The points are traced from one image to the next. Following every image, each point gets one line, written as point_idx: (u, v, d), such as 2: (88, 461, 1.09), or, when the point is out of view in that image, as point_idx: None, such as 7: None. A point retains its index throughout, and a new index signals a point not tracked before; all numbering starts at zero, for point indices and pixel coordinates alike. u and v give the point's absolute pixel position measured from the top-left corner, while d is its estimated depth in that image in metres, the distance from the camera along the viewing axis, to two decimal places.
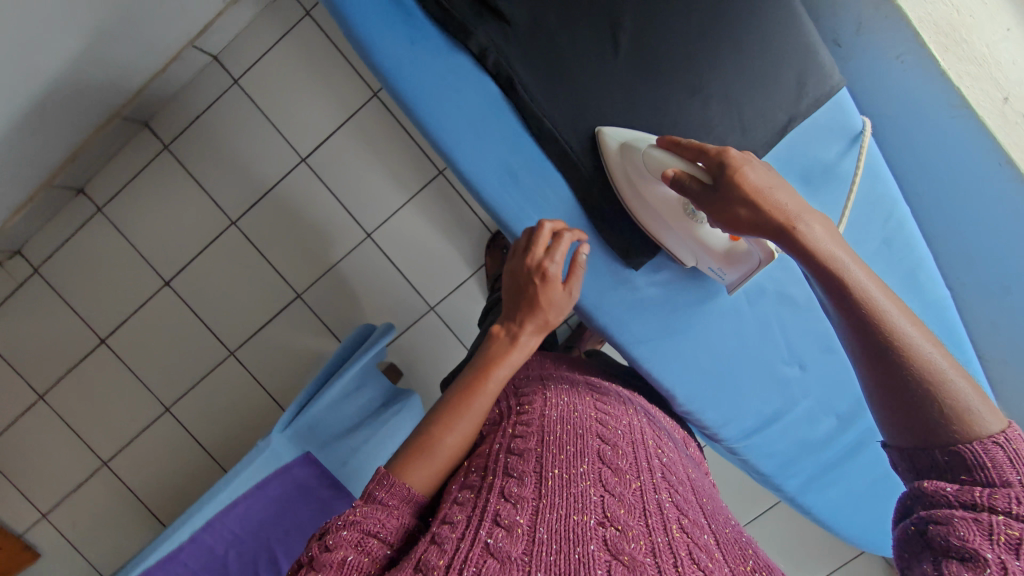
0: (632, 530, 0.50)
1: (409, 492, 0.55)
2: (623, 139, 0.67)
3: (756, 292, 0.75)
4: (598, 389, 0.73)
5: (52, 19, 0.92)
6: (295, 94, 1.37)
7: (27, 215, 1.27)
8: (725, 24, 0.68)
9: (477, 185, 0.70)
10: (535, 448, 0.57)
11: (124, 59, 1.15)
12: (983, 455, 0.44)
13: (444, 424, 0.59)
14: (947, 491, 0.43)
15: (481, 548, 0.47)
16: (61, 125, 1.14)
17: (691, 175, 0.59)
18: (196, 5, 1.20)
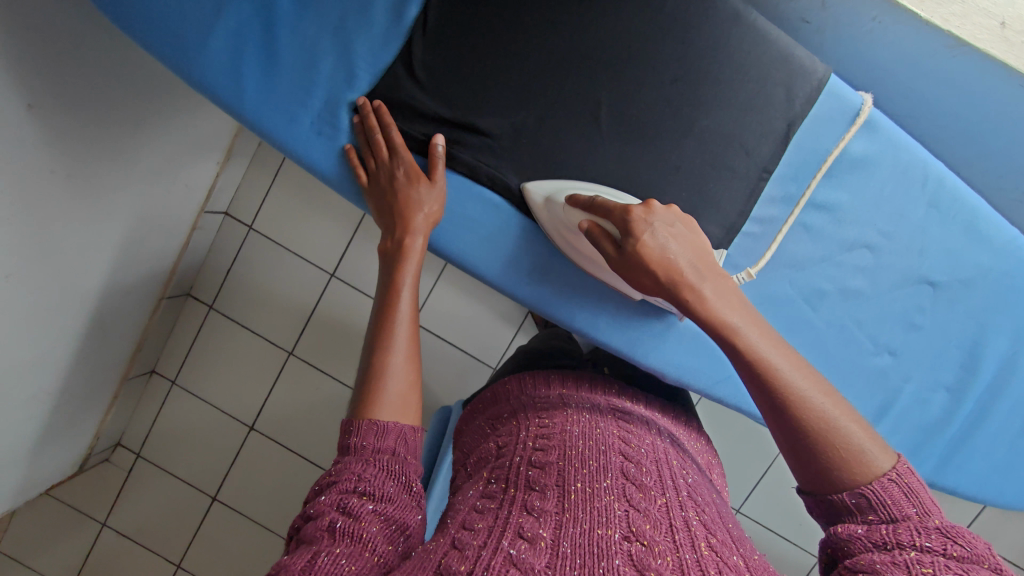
0: (659, 546, 0.49)
1: (378, 424, 0.58)
2: (545, 192, 0.70)
3: (816, 295, 0.71)
4: (624, 411, 0.71)
5: (78, 248, 1.02)
6: (306, 220, 1.44)
7: (117, 409, 1.42)
8: (691, 54, 0.69)
9: (507, 289, 0.75)
10: (557, 461, 0.59)
11: (148, 249, 1.25)
12: (884, 492, 0.46)
13: (384, 350, 0.64)
14: (859, 534, 0.45)
15: (504, 557, 0.47)
16: (115, 324, 1.25)
17: (602, 231, 0.62)
18: (196, 179, 1.29)
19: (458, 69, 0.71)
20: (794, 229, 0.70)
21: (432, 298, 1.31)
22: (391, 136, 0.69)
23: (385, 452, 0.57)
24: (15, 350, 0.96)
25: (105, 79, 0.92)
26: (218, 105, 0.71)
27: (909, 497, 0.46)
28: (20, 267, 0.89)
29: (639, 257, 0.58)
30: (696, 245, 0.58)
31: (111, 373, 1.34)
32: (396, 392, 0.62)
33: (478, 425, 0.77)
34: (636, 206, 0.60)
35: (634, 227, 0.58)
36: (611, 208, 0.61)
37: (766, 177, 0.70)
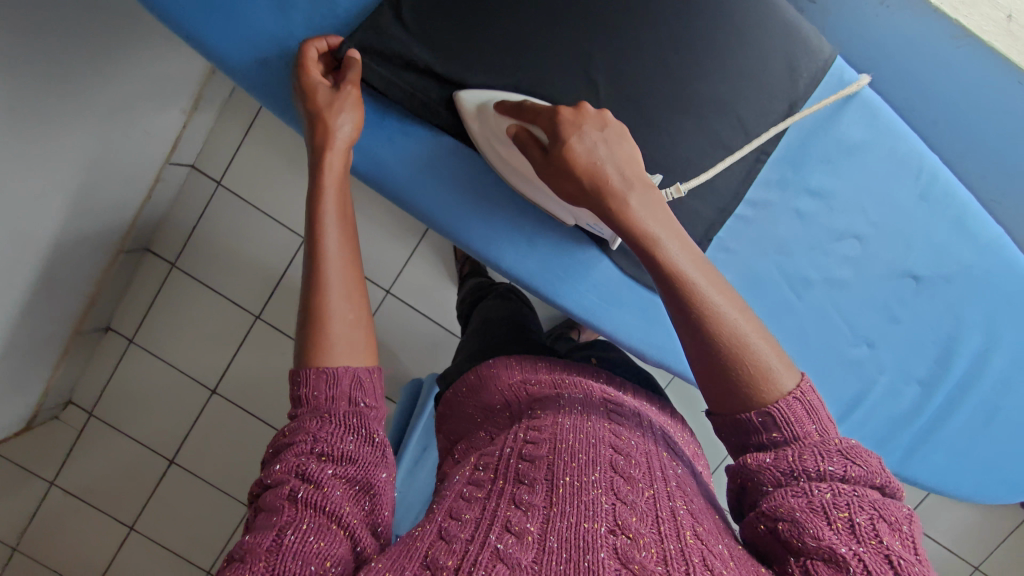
0: (643, 538, 0.46)
1: (325, 372, 0.54)
2: (480, 99, 0.65)
3: (801, 283, 0.70)
4: (615, 403, 0.67)
5: (31, 193, 0.94)
6: (277, 177, 1.37)
7: (67, 367, 1.33)
8: (694, 22, 0.64)
9: (494, 258, 0.74)
10: (546, 454, 0.54)
11: (108, 199, 1.17)
12: (788, 411, 0.47)
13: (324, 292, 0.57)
14: (768, 466, 0.46)
15: (491, 553, 0.44)
16: (67, 277, 1.18)
17: (530, 138, 0.58)
18: (160, 128, 1.19)
19: (443, 16, 0.65)
20: (785, 214, 0.69)
21: (406, 267, 1.26)
22: (312, 77, 0.63)
23: (340, 398, 0.53)
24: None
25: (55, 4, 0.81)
26: (180, 36, 0.64)
27: (808, 413, 0.47)
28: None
29: (565, 163, 0.54)
30: (627, 153, 0.54)
31: (62, 329, 1.25)
32: (343, 332, 0.57)
33: (465, 414, 0.73)
34: (566, 107, 0.56)
35: (561, 130, 0.54)
36: (541, 112, 0.57)
37: (762, 159, 0.68)
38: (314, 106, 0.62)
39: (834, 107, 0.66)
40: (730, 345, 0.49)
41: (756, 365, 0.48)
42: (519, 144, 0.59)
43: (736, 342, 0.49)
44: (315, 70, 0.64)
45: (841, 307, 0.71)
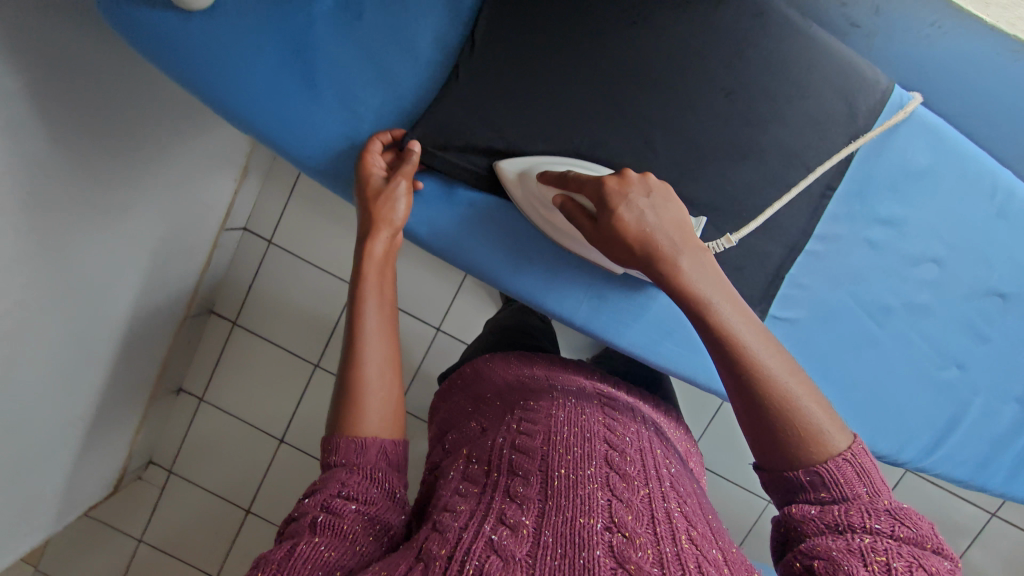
0: (640, 538, 0.49)
1: (358, 440, 0.58)
2: (519, 165, 0.67)
3: (881, 310, 0.70)
4: (609, 400, 0.73)
5: (99, 279, 1.10)
6: (321, 235, 1.51)
7: (149, 426, 1.50)
8: (746, 73, 0.66)
9: (566, 317, 0.75)
10: (540, 446, 0.59)
11: (173, 271, 1.34)
12: (837, 472, 0.48)
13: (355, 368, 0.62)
14: (812, 516, 0.47)
15: (486, 543, 0.48)
16: (142, 346, 1.35)
17: (578, 207, 0.61)
18: (213, 197, 1.37)
19: (499, 97, 0.68)
20: (857, 244, 0.69)
21: (456, 307, 1.31)
22: (371, 168, 0.67)
23: (370, 462, 0.57)
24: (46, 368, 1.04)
25: (124, 108, 0.99)
26: (264, 143, 0.71)
27: (860, 476, 0.48)
28: (46, 291, 0.96)
29: (614, 230, 0.57)
30: (674, 218, 0.58)
31: (142, 392, 1.43)
32: (376, 408, 0.61)
33: (458, 403, 0.79)
34: (611, 177, 0.59)
35: (609, 201, 0.57)
36: (585, 182, 0.60)
37: (829, 194, 0.69)
38: (368, 193, 0.67)
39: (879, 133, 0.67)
40: (780, 406, 0.50)
41: (805, 428, 0.50)
42: (566, 213, 0.62)
43: (784, 400, 0.50)
44: (377, 162, 0.68)
45: (926, 331, 0.71)
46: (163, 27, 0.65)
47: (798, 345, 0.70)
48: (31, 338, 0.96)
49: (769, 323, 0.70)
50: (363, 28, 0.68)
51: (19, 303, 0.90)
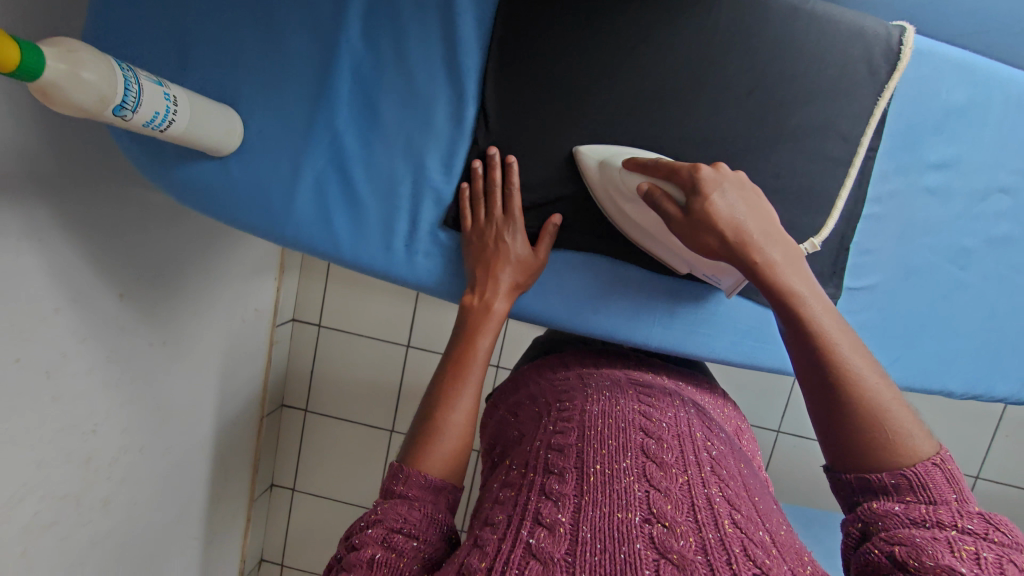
0: (681, 527, 0.47)
1: (427, 477, 0.56)
2: (601, 155, 0.68)
3: (963, 254, 0.71)
4: (644, 387, 0.67)
5: (188, 414, 1.20)
6: (364, 306, 1.56)
7: (252, 529, 1.60)
8: (761, 59, 0.67)
9: (630, 331, 0.76)
10: (575, 443, 0.56)
11: (244, 380, 1.41)
12: (925, 476, 0.46)
13: (446, 406, 0.61)
14: (895, 512, 0.45)
15: (524, 549, 0.47)
16: (233, 459, 1.43)
17: (664, 193, 0.59)
18: (264, 302, 1.43)
19: (529, 154, 0.71)
20: (918, 195, 0.69)
21: (511, 340, 1.34)
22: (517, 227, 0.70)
23: (429, 499, 0.55)
24: (155, 504, 1.13)
25: (170, 249, 1.05)
26: (318, 255, 0.74)
27: (949, 482, 0.46)
28: (142, 437, 1.05)
29: (709, 216, 0.56)
30: (762, 211, 0.57)
31: (241, 500, 1.52)
32: (452, 449, 0.59)
33: (500, 416, 0.75)
34: (705, 166, 0.58)
35: (704, 185, 0.56)
36: (676, 168, 0.60)
37: (872, 154, 0.68)
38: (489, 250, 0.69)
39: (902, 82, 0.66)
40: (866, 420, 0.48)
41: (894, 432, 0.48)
42: (651, 200, 0.61)
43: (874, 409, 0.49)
44: (499, 198, 0.70)
45: (1012, 264, 0.72)
46: (207, 178, 0.70)
47: (890, 309, 0.70)
48: (135, 486, 1.05)
49: (848, 296, 0.70)
50: (387, 125, 0.71)
51: (117, 455, 0.99)
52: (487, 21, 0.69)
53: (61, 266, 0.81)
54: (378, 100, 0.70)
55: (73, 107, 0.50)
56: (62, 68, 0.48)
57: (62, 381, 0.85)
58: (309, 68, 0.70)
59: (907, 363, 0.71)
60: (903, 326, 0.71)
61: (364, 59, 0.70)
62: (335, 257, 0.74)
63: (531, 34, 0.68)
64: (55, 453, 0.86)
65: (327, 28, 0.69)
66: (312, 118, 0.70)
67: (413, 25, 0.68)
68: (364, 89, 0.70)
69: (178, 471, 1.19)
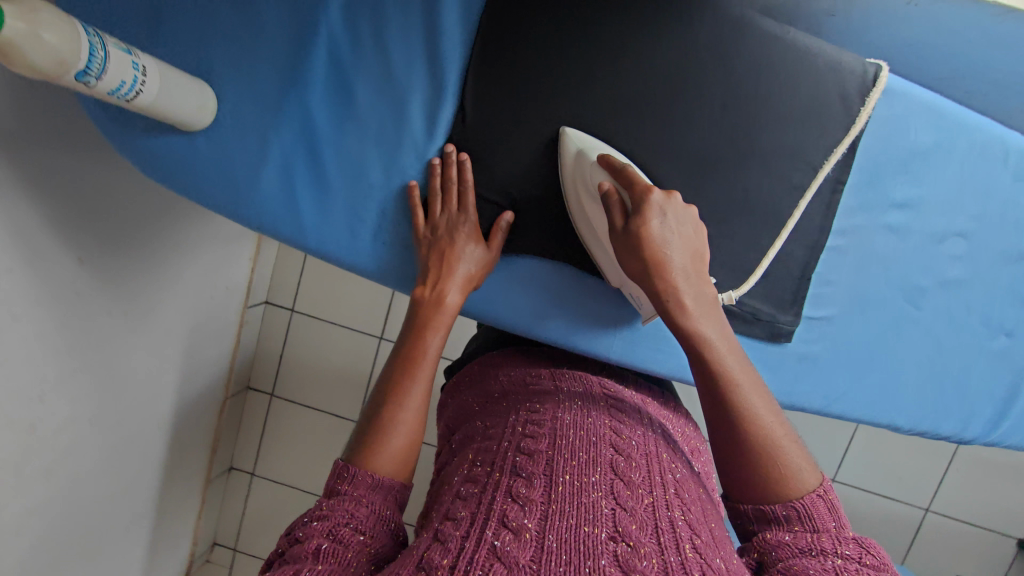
0: (644, 547, 0.47)
1: (374, 477, 0.56)
2: (581, 143, 0.67)
3: (917, 292, 0.72)
4: (615, 401, 0.67)
5: (145, 388, 1.17)
6: (336, 293, 1.55)
7: (206, 510, 1.57)
8: (739, 83, 0.67)
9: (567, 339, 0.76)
10: (545, 450, 0.56)
11: (208, 358, 1.38)
12: (811, 506, 0.50)
13: (394, 405, 0.61)
14: (786, 543, 0.49)
15: (488, 550, 0.46)
16: (191, 438, 1.41)
17: (619, 198, 0.61)
18: (236, 281, 1.41)
19: (502, 157, 0.71)
20: (879, 231, 0.71)
21: None
22: (467, 221, 0.69)
23: (376, 497, 0.55)
24: (102, 478, 1.10)
25: (137, 220, 1.03)
26: (280, 238, 0.73)
27: (829, 510, 0.50)
28: (92, 408, 1.02)
29: (640, 239, 0.58)
30: (693, 245, 0.60)
31: (196, 480, 1.49)
32: (399, 446, 0.59)
33: (468, 401, 0.75)
34: (658, 189, 0.60)
35: (649, 207, 0.58)
36: (635, 181, 0.60)
37: (841, 187, 0.69)
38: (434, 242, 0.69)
39: (870, 119, 0.68)
40: (759, 455, 0.52)
41: (784, 469, 0.52)
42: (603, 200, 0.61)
43: (766, 445, 0.53)
44: (455, 197, 0.70)
45: (963, 307, 0.74)
46: (172, 152, 0.69)
47: (843, 341, 0.72)
48: (81, 457, 1.03)
49: (804, 324, 0.71)
50: (361, 114, 0.70)
51: (65, 424, 0.96)
52: (471, 17, 0.68)
53: (20, 223, 0.79)
54: (354, 87, 0.69)
55: (29, 67, 0.48)
56: (21, 27, 0.46)
57: (11, 345, 0.82)
58: (284, 49, 0.68)
59: (856, 395, 0.72)
60: (856, 358, 0.72)
61: (342, 44, 0.68)
62: (297, 243, 0.73)
63: (512, 35, 0.68)
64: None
65: (306, 10, 0.67)
66: (284, 101, 0.69)
67: (395, 15, 0.67)
68: (340, 75, 0.69)
69: (129, 445, 1.16)
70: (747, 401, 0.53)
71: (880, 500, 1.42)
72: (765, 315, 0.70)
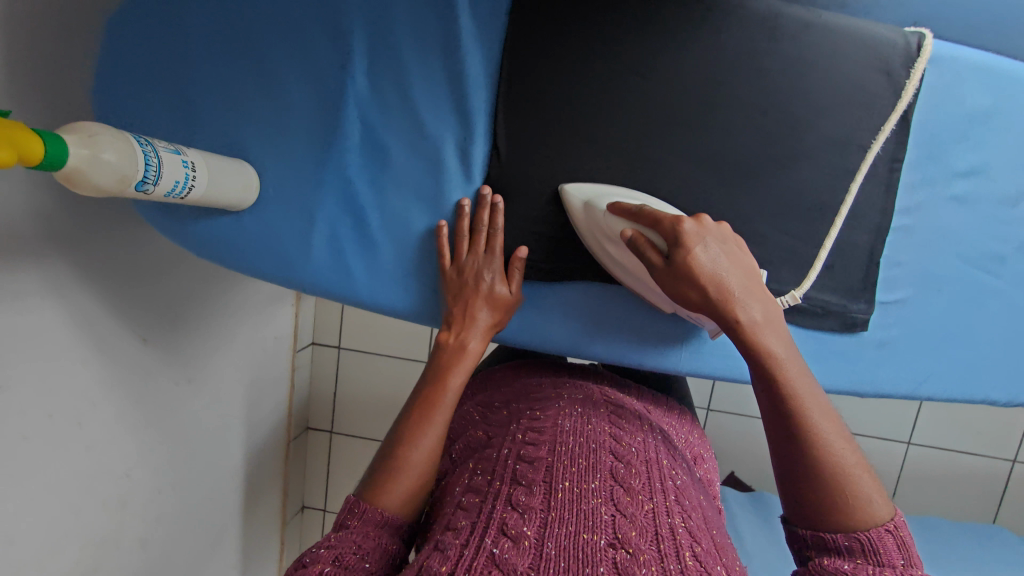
0: (643, 555, 0.48)
1: (383, 514, 0.57)
2: (586, 195, 0.67)
3: (994, 261, 0.70)
4: (617, 408, 0.68)
5: (217, 448, 1.21)
6: (379, 327, 1.57)
7: (288, 551, 1.62)
8: (774, 76, 0.65)
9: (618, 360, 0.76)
10: (546, 456, 0.57)
11: (269, 408, 1.42)
12: (877, 541, 0.50)
13: (406, 443, 0.62)
14: (845, 571, 0.49)
15: (488, 558, 0.48)
16: (264, 486, 1.45)
17: (649, 243, 0.59)
18: (283, 329, 1.44)
19: (545, 189, 0.70)
20: (945, 204, 0.68)
21: None
22: (494, 263, 0.69)
23: (383, 529, 0.57)
24: (191, 540, 1.15)
25: (190, 292, 1.06)
26: (336, 300, 0.75)
27: (898, 548, 0.50)
28: (173, 477, 1.06)
29: (688, 272, 0.56)
30: (745, 266, 0.59)
31: (275, 524, 1.54)
32: (410, 485, 0.60)
33: (467, 409, 0.77)
34: (688, 219, 0.58)
35: (686, 240, 0.56)
36: (660, 218, 0.59)
37: (897, 165, 0.67)
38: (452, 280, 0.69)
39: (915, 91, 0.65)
40: (828, 486, 0.51)
41: (854, 498, 0.51)
42: (634, 249, 0.60)
43: (840, 475, 0.52)
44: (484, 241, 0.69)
45: None
46: (224, 234, 0.71)
47: (922, 322, 0.69)
48: (169, 523, 1.07)
49: (880, 310, 0.69)
50: (396, 168, 0.71)
51: (151, 495, 1.01)
52: (493, 56, 0.68)
53: (83, 315, 0.82)
54: (387, 144, 0.70)
55: (95, 189, 0.50)
56: (84, 153, 0.48)
57: (93, 431, 0.86)
58: (315, 118, 0.69)
59: (946, 375, 0.70)
60: (940, 338, 0.70)
61: (370, 104, 0.69)
62: (355, 301, 0.74)
63: (537, 66, 0.67)
64: (89, 499, 0.87)
65: (331, 76, 0.68)
66: (321, 167, 0.70)
67: (416, 67, 0.67)
68: (371, 135, 0.70)
69: (211, 504, 1.21)
70: (826, 434, 0.52)
71: (959, 457, 1.39)
72: (835, 307, 0.68)
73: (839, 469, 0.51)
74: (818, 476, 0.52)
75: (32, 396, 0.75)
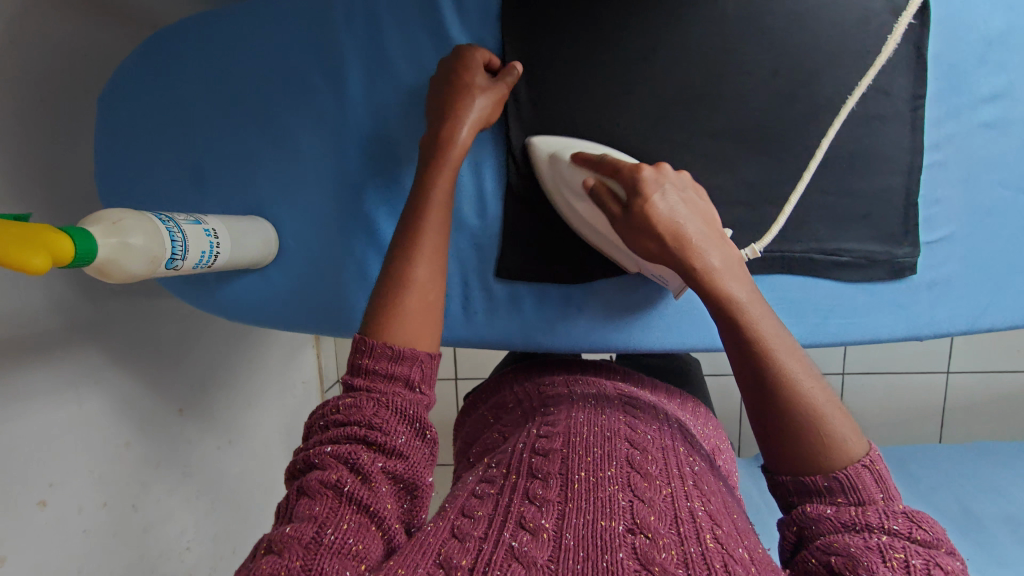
0: (664, 539, 0.45)
1: (395, 349, 0.50)
2: (552, 146, 0.64)
3: None
4: (631, 399, 0.65)
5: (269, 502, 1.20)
6: None
7: None
8: (782, 35, 0.64)
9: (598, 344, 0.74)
10: (560, 449, 0.54)
11: None
12: (855, 477, 0.46)
13: (408, 259, 0.56)
14: (828, 515, 0.45)
15: (506, 551, 0.44)
16: None
17: (610, 190, 0.57)
18: (311, 372, 1.43)
19: None
20: (976, 132, 0.67)
21: None
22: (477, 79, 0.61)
23: (399, 390, 0.49)
24: None
25: (216, 354, 1.05)
26: None
27: (876, 481, 0.46)
28: (232, 539, 1.05)
29: (646, 219, 0.54)
30: (701, 211, 0.56)
31: None
32: (415, 303, 0.54)
33: (480, 416, 0.75)
34: (647, 165, 0.55)
35: (644, 188, 0.54)
36: (620, 166, 0.56)
37: (920, 102, 0.66)
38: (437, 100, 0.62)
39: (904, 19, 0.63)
40: (796, 425, 0.48)
41: (829, 436, 0.48)
42: (595, 198, 0.58)
43: (813, 416, 0.48)
44: (479, 63, 0.62)
45: None
46: (249, 291, 0.70)
47: (969, 255, 0.69)
48: None
49: (926, 251, 0.68)
50: None
51: (214, 562, 1.00)
52: None
53: (119, 398, 0.81)
54: (399, 172, 0.68)
55: (128, 276, 0.49)
56: (112, 243, 0.47)
57: (149, 512, 0.85)
58: (324, 160, 0.68)
59: (999, 304, 0.70)
60: (990, 267, 0.69)
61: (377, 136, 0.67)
62: None
63: (542, 66, 0.65)
64: None
65: (334, 116, 0.67)
66: (338, 207, 0.69)
67: (418, 91, 0.66)
68: (381, 166, 0.68)
69: None
70: (793, 373, 0.49)
71: (1001, 377, 1.38)
72: (880, 256, 0.67)
73: (813, 410, 0.48)
74: (790, 415, 0.48)
75: (86, 489, 0.74)
